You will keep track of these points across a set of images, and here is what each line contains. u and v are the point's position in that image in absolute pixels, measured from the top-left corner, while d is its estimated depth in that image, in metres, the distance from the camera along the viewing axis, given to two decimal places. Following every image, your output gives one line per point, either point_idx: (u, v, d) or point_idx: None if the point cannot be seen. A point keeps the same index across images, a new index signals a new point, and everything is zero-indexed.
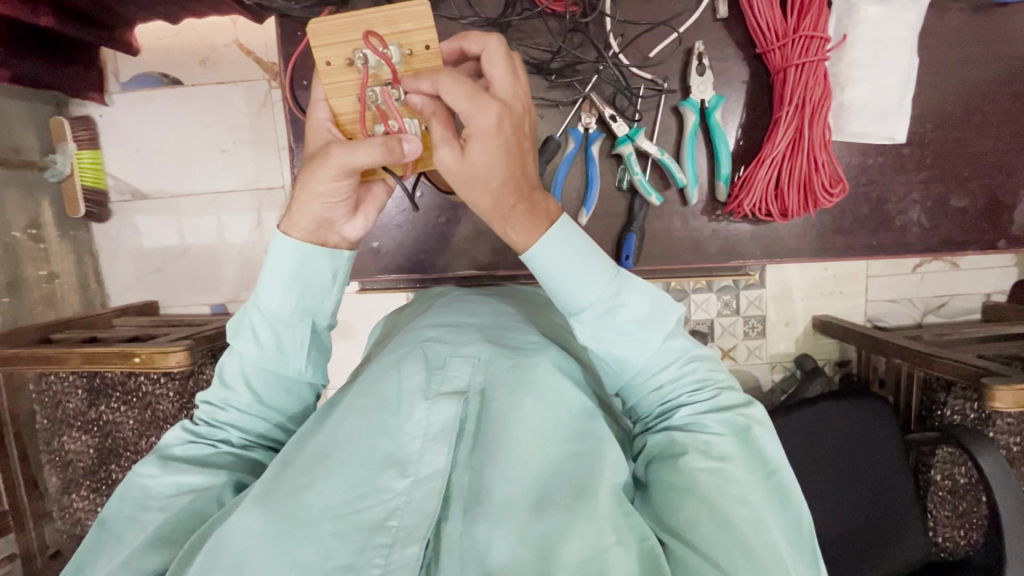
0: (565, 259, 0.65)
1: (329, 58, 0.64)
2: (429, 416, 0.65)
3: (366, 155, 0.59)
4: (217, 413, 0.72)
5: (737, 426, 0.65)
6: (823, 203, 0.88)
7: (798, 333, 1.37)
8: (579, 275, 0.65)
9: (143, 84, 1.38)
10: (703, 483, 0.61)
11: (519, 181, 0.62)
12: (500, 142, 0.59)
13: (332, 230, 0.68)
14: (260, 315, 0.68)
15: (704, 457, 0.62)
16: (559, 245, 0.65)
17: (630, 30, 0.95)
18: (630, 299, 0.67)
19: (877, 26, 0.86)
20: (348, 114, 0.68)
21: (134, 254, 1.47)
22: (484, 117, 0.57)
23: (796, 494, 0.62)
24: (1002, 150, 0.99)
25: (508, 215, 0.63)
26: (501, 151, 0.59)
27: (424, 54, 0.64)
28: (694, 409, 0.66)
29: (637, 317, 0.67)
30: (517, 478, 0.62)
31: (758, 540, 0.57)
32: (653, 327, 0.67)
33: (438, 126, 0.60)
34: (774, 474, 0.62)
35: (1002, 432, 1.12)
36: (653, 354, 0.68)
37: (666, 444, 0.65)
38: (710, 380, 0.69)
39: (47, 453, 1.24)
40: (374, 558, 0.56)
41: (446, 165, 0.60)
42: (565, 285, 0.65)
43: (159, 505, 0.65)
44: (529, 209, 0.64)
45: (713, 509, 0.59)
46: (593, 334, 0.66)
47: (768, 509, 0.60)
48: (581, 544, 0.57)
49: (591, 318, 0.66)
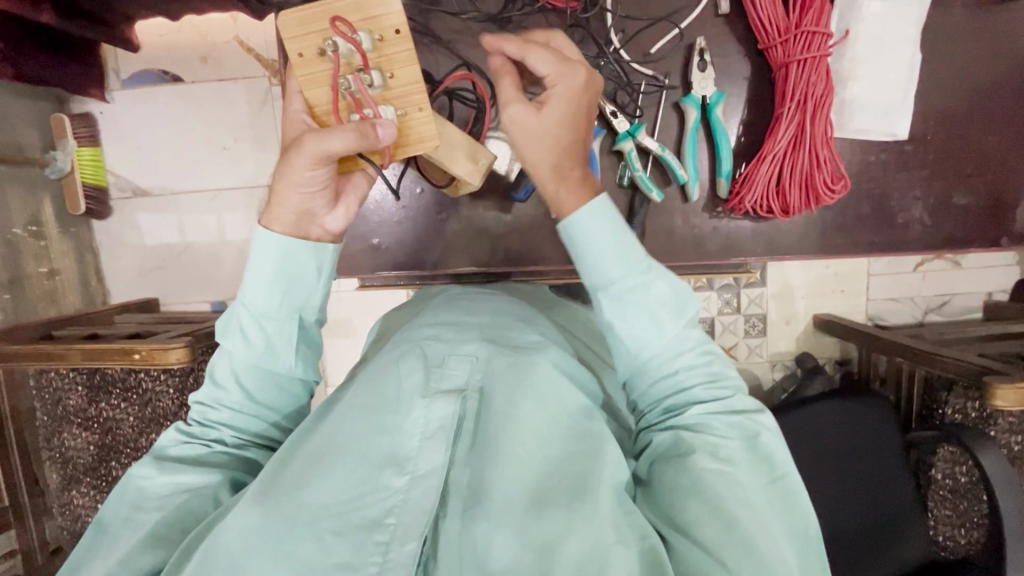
0: (604, 226, 0.65)
1: (301, 49, 0.67)
2: (426, 414, 0.65)
3: (341, 140, 0.61)
4: (210, 413, 0.71)
5: (747, 430, 0.64)
6: (825, 200, 0.88)
7: (798, 331, 1.37)
8: (612, 243, 0.65)
9: (143, 81, 1.38)
10: (712, 483, 0.59)
11: (581, 148, 0.66)
12: (575, 106, 0.64)
13: (314, 222, 0.68)
14: (247, 313, 0.68)
15: (712, 458, 0.61)
16: (597, 215, 0.66)
17: (631, 26, 0.95)
18: (657, 280, 0.66)
19: (881, 21, 0.86)
20: (324, 105, 0.70)
21: (135, 251, 1.47)
22: (572, 81, 0.63)
23: (802, 500, 0.62)
24: (1005, 147, 0.99)
25: (565, 176, 0.66)
26: (571, 118, 0.64)
27: (393, 39, 0.68)
28: (704, 408, 0.65)
29: (663, 297, 0.66)
30: (517, 477, 0.62)
31: (763, 544, 0.57)
32: (675, 312, 0.67)
33: (511, 84, 0.64)
34: (781, 480, 0.62)
35: (1004, 431, 1.10)
36: (667, 344, 0.67)
37: (672, 442, 0.64)
38: (722, 378, 0.68)
39: (48, 450, 1.24)
40: (372, 556, 0.57)
41: (513, 120, 0.63)
42: (594, 257, 0.66)
43: (154, 505, 0.65)
44: (583, 177, 0.67)
45: (720, 511, 0.58)
46: (616, 311, 0.66)
47: (773, 514, 0.60)
48: (581, 542, 0.57)
49: (615, 295, 0.66)
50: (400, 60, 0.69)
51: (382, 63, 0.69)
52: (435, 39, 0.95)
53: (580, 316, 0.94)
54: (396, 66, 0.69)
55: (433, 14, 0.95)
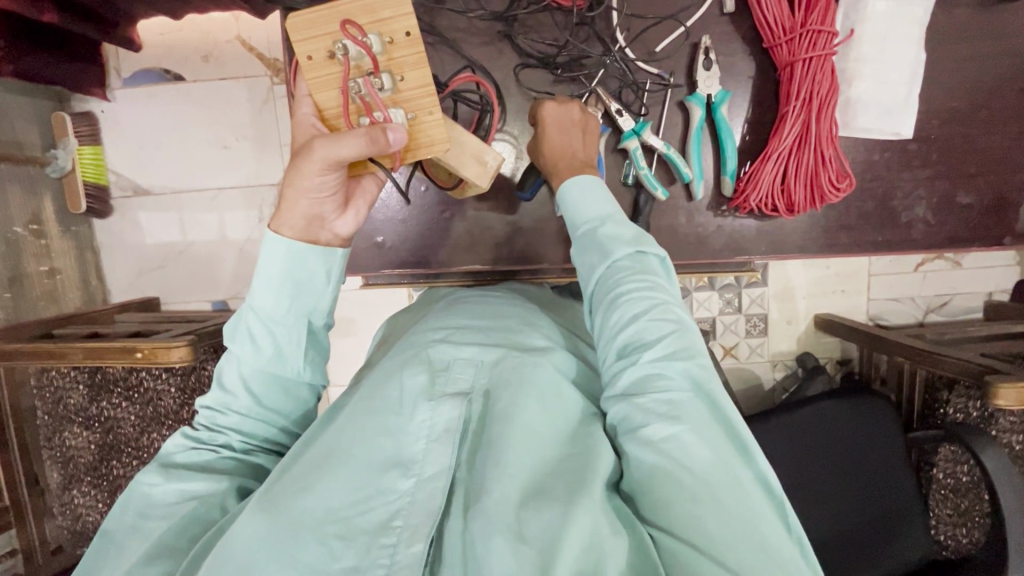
0: (589, 198, 0.78)
1: (311, 52, 0.67)
2: (432, 417, 0.65)
3: (350, 146, 0.63)
4: (218, 418, 0.71)
5: (697, 382, 0.64)
6: (830, 198, 0.88)
7: (799, 331, 1.37)
8: (581, 205, 0.78)
9: (144, 80, 1.37)
10: (664, 450, 0.59)
11: (571, 150, 0.85)
12: (560, 117, 0.86)
13: (324, 227, 0.70)
14: (254, 316, 0.68)
15: (665, 424, 0.61)
16: (578, 181, 0.80)
17: (636, 24, 0.95)
18: (610, 226, 0.76)
19: (885, 21, 0.86)
20: (333, 108, 0.70)
21: (136, 250, 1.46)
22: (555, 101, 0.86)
23: (758, 452, 0.62)
24: (1007, 146, 0.99)
25: (556, 167, 0.85)
26: (561, 132, 0.85)
27: (404, 42, 0.68)
28: (653, 360, 0.66)
29: (613, 239, 0.75)
30: (518, 474, 0.60)
31: (719, 505, 0.57)
32: (621, 254, 0.73)
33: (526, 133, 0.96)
34: (734, 430, 0.62)
35: (1006, 430, 1.11)
36: (615, 297, 0.70)
37: (627, 411, 0.64)
38: (675, 329, 0.68)
39: (48, 449, 1.24)
40: (378, 558, 0.56)
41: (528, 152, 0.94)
42: (570, 207, 0.79)
43: (161, 512, 0.65)
44: (572, 169, 0.84)
45: (679, 481, 0.58)
46: (582, 248, 0.77)
47: (730, 467, 0.59)
48: (581, 537, 0.55)
49: (582, 234, 0.77)
50: (409, 62, 0.69)
51: (392, 65, 0.69)
52: (440, 37, 0.95)
53: (585, 315, 0.95)
54: (405, 69, 0.69)
55: (438, 13, 0.95)
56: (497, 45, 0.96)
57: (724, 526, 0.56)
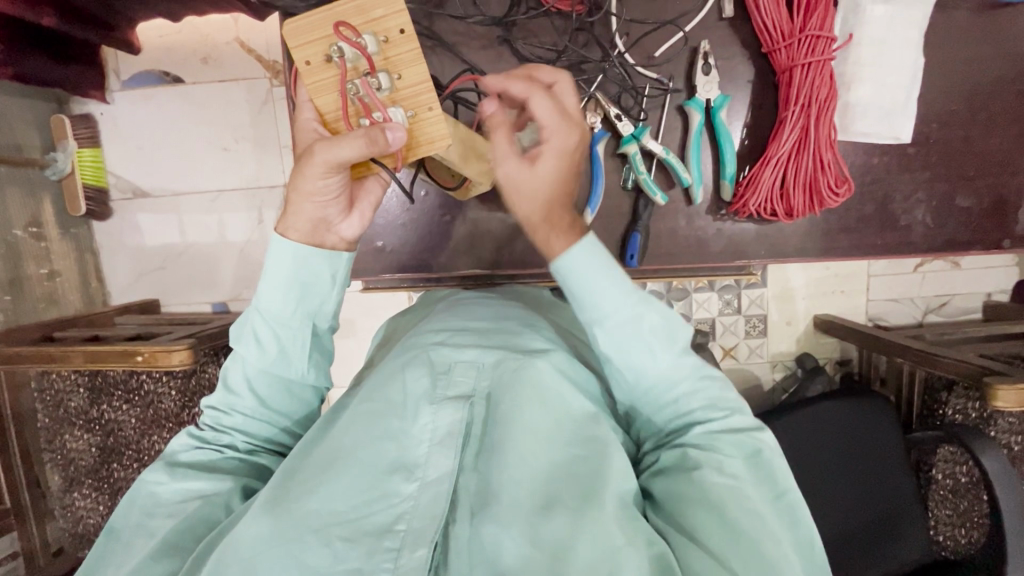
0: (592, 273, 0.67)
1: (308, 57, 0.67)
2: (434, 421, 0.65)
3: (351, 148, 0.60)
4: (223, 418, 0.72)
5: (749, 449, 0.66)
6: (829, 203, 0.88)
7: (799, 332, 1.37)
8: (598, 289, 0.67)
9: (143, 82, 1.38)
10: (721, 495, 0.62)
11: (574, 197, 0.67)
12: (567, 161, 0.65)
13: (330, 230, 0.68)
14: (260, 318, 0.67)
15: (718, 472, 0.64)
16: (589, 256, 0.67)
17: (636, 29, 0.95)
18: (649, 316, 0.68)
19: (884, 25, 0.86)
20: (333, 112, 0.69)
21: (136, 252, 1.46)
22: (564, 139, 0.64)
23: (805, 515, 0.65)
24: (1006, 149, 0.99)
25: (555, 222, 0.67)
26: (564, 169, 0.65)
27: (398, 39, 0.67)
28: (708, 428, 0.67)
29: (656, 335, 0.68)
30: (524, 480, 0.62)
31: (772, 550, 0.59)
32: (670, 345, 0.69)
33: (503, 142, 0.65)
34: (784, 495, 0.65)
35: (1005, 431, 1.10)
36: (668, 375, 0.69)
37: (680, 459, 0.66)
38: (723, 400, 0.70)
39: (49, 452, 1.24)
40: (383, 561, 0.57)
41: (508, 177, 0.65)
42: (591, 297, 0.67)
43: (168, 510, 0.66)
44: (575, 220, 0.69)
45: (728, 523, 0.61)
46: (615, 345, 0.68)
47: (779, 524, 0.62)
48: (591, 546, 0.57)
49: (612, 329, 0.68)
50: (406, 60, 0.68)
51: (389, 65, 0.68)
52: (440, 42, 0.95)
53: None
54: (402, 67, 0.68)
55: (438, 17, 0.95)
56: (497, 49, 0.96)
57: (771, 574, 0.58)
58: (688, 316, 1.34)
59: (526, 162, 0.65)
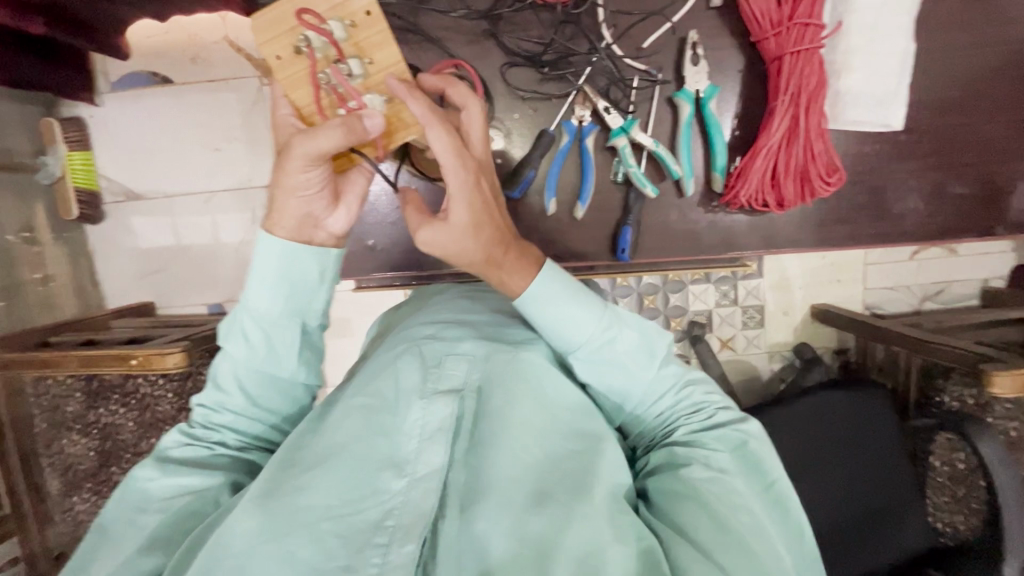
0: (558, 299, 0.67)
1: (277, 52, 0.67)
2: (424, 416, 0.65)
3: (329, 138, 0.58)
4: (213, 416, 0.72)
5: (734, 442, 0.68)
6: (820, 192, 0.88)
7: (796, 322, 1.37)
8: (570, 311, 0.67)
9: (133, 83, 1.37)
10: (711, 491, 0.63)
11: (503, 231, 0.64)
12: (479, 202, 0.60)
13: (318, 227, 0.66)
14: (248, 316, 0.67)
15: (705, 468, 0.65)
16: (550, 284, 0.67)
17: (623, 20, 0.94)
18: (623, 333, 0.69)
19: (874, 11, 0.85)
20: (309, 105, 0.68)
21: (129, 254, 1.46)
22: (457, 176, 0.59)
23: (794, 507, 0.65)
24: (1000, 135, 0.99)
25: (501, 262, 0.64)
26: (479, 207, 0.60)
27: (365, 22, 0.67)
28: (692, 428, 0.69)
29: (632, 351, 0.70)
30: (514, 477, 0.62)
31: (759, 544, 0.60)
32: (646, 359, 0.70)
33: (415, 211, 0.62)
34: (772, 487, 0.66)
35: (1001, 417, 1.08)
36: (648, 384, 0.71)
37: (668, 459, 0.68)
38: (706, 402, 0.72)
39: (48, 457, 1.24)
40: (371, 557, 0.57)
41: (431, 244, 0.61)
42: (562, 324, 0.68)
43: (157, 506, 0.66)
44: (517, 255, 0.66)
45: (716, 516, 0.61)
46: (590, 369, 0.70)
47: (767, 517, 0.63)
48: (580, 542, 0.58)
49: (587, 355, 0.69)
50: (375, 43, 0.68)
51: (360, 50, 0.68)
52: (426, 37, 0.94)
53: None
54: (373, 51, 0.68)
55: (422, 13, 0.94)
56: (483, 44, 0.95)
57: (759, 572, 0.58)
58: (685, 308, 1.34)
59: (440, 220, 0.61)
